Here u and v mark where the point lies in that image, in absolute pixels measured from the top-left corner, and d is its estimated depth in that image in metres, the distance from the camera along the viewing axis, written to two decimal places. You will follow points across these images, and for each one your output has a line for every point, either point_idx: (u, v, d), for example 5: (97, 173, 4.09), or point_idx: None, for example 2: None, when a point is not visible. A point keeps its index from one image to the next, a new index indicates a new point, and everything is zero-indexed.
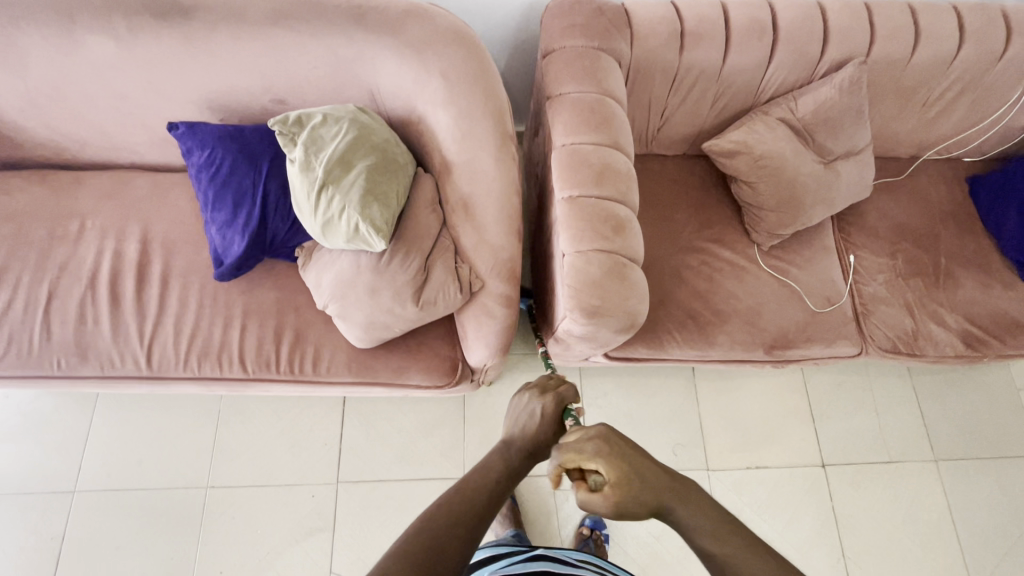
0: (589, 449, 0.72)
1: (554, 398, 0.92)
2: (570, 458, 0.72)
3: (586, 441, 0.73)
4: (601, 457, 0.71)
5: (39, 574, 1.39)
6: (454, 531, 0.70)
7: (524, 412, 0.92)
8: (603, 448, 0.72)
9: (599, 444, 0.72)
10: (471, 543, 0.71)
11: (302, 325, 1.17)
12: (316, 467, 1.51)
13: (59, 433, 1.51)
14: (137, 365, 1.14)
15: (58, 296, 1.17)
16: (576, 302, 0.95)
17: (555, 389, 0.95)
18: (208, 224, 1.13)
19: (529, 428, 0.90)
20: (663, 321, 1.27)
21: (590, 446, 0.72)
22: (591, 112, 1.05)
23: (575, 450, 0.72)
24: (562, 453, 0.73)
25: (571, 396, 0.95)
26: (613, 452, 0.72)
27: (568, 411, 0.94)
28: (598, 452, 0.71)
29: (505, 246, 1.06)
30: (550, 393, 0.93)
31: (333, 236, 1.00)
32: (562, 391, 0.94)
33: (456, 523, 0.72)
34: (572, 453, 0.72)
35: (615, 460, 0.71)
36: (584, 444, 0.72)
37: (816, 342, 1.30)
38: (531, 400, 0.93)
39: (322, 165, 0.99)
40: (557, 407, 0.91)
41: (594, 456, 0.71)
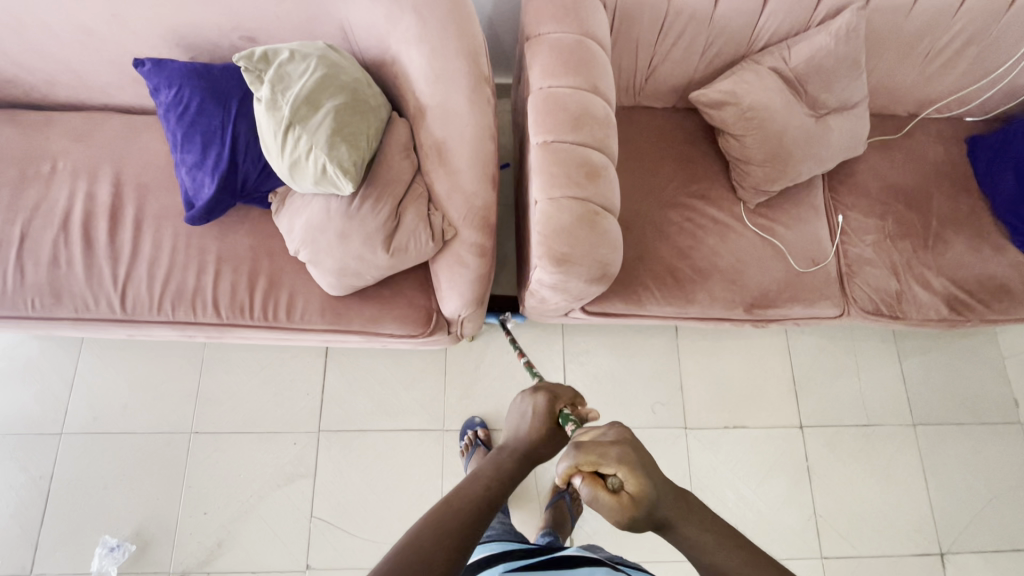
0: (611, 452, 0.68)
1: (550, 398, 0.90)
2: (587, 458, 0.68)
3: (608, 444, 0.69)
4: (623, 463, 0.67)
5: (31, 509, 1.44)
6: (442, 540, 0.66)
7: (521, 414, 0.90)
8: (625, 454, 0.68)
9: (622, 449, 0.68)
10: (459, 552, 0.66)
11: (275, 272, 1.16)
12: (298, 417, 1.53)
13: (45, 376, 1.53)
14: (112, 308, 1.14)
15: (31, 237, 1.16)
16: (546, 248, 0.93)
17: (549, 387, 0.92)
18: (178, 166, 1.11)
19: (526, 432, 0.87)
20: (642, 276, 1.25)
21: (611, 450, 0.68)
22: (570, 54, 1.01)
23: (595, 452, 0.68)
24: (580, 453, 0.68)
25: (571, 396, 0.93)
26: (634, 460, 0.68)
27: (564, 416, 0.87)
28: (619, 457, 0.67)
29: (479, 193, 1.04)
30: (543, 390, 0.91)
31: (301, 178, 0.98)
32: (557, 392, 0.91)
33: (444, 535, 0.67)
34: (591, 455, 0.68)
35: (637, 468, 0.67)
36: (605, 448, 0.68)
37: (798, 302, 1.29)
38: (525, 401, 0.91)
39: (288, 104, 0.95)
40: (552, 407, 0.89)
41: (615, 460, 0.67)
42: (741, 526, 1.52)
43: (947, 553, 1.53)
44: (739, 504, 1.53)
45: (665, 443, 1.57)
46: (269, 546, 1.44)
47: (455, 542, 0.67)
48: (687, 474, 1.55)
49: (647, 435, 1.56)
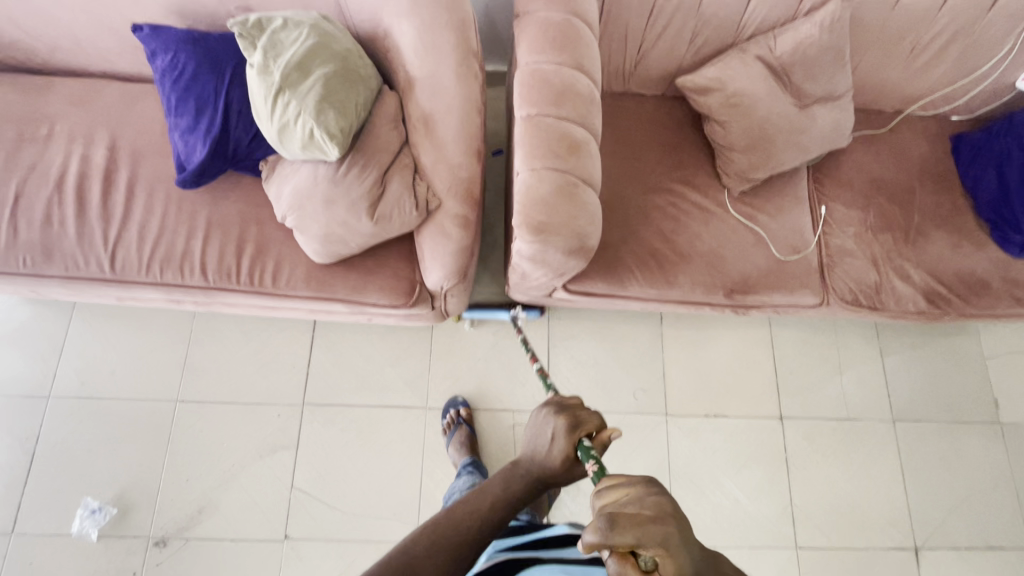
0: (652, 533, 0.54)
1: (573, 427, 0.78)
2: (623, 539, 0.55)
3: (650, 525, 0.55)
4: (666, 549, 0.54)
5: (16, 470, 1.45)
6: (433, 560, 0.68)
7: (539, 434, 0.79)
8: (668, 535, 0.55)
9: (667, 532, 0.55)
10: (448, 573, 0.68)
11: (263, 240, 1.18)
12: (283, 389, 1.55)
13: (35, 340, 1.55)
14: (101, 267, 1.16)
15: (25, 196, 1.18)
16: (525, 218, 0.95)
17: (573, 410, 0.80)
18: (171, 130, 1.13)
19: (539, 462, 0.77)
20: (624, 258, 1.27)
21: (653, 532, 0.55)
22: (556, 32, 1.03)
23: (634, 533, 0.54)
24: (615, 532, 0.55)
25: (598, 422, 0.80)
26: (678, 542, 0.55)
27: (586, 451, 0.76)
28: (661, 540, 0.54)
29: (464, 165, 1.06)
30: (567, 414, 0.79)
31: (290, 143, 1.01)
32: (582, 416, 0.79)
33: (438, 551, 0.69)
34: (628, 536, 0.54)
35: (680, 551, 0.55)
36: (645, 529, 0.55)
37: (778, 290, 1.31)
38: (547, 421, 0.79)
39: (280, 69, 0.98)
40: (573, 437, 0.77)
41: (656, 544, 0.54)
42: (718, 515, 1.53)
43: (921, 549, 1.54)
44: (717, 492, 1.55)
45: (646, 429, 1.58)
46: (249, 514, 1.45)
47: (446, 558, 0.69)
48: (665, 460, 1.56)
49: (628, 421, 1.58)
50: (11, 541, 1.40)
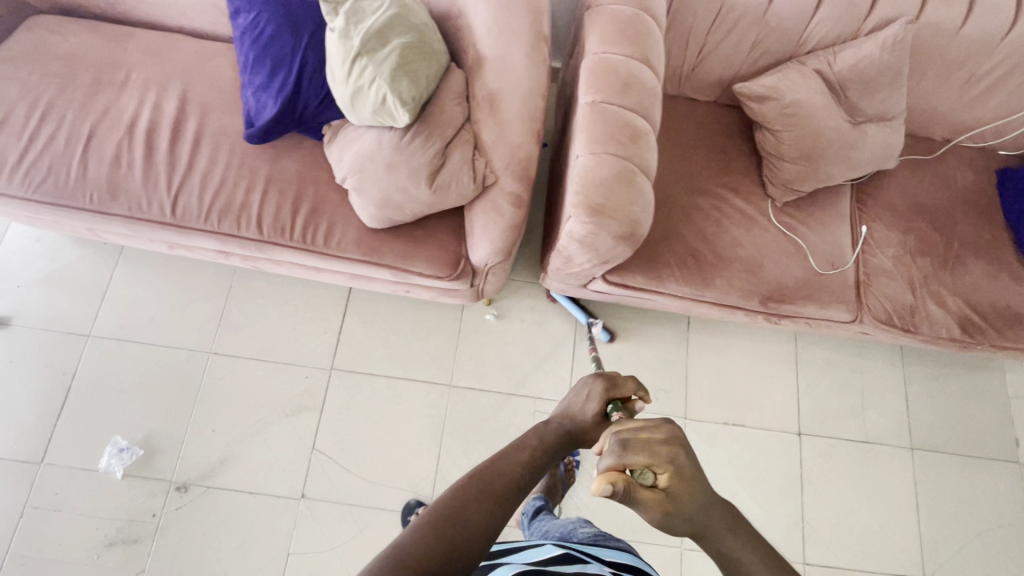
0: (658, 450, 0.67)
1: (612, 385, 0.88)
2: (637, 457, 0.66)
3: (659, 443, 0.67)
4: (671, 464, 0.66)
5: (50, 402, 1.50)
6: (482, 506, 0.67)
7: (579, 393, 0.89)
8: (674, 452, 0.67)
9: (672, 450, 0.67)
10: (496, 520, 0.67)
11: (319, 200, 1.22)
12: (313, 352, 1.58)
13: (81, 281, 1.60)
14: (162, 211, 1.21)
15: (98, 137, 1.24)
16: (581, 199, 0.98)
17: (609, 373, 0.90)
18: (245, 86, 1.18)
19: (577, 414, 0.87)
20: (665, 255, 1.29)
21: (660, 450, 0.67)
22: (626, 26, 1.07)
23: (645, 452, 0.67)
24: (628, 453, 0.67)
25: (632, 387, 0.90)
26: (682, 464, 0.67)
27: (617, 406, 0.87)
28: (668, 458, 0.67)
29: (524, 145, 1.09)
30: (602, 375, 0.89)
31: (361, 107, 1.04)
32: (617, 377, 0.89)
33: (488, 497, 0.68)
34: (641, 454, 0.66)
35: (680, 467, 0.67)
36: (657, 448, 0.67)
37: (812, 302, 1.32)
38: (588, 381, 0.89)
39: (360, 35, 1.02)
40: (608, 394, 0.87)
41: (663, 461, 0.66)
42: None
43: None
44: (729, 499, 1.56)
45: None
46: (269, 470, 1.48)
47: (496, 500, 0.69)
48: None
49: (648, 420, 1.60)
50: (39, 470, 1.45)
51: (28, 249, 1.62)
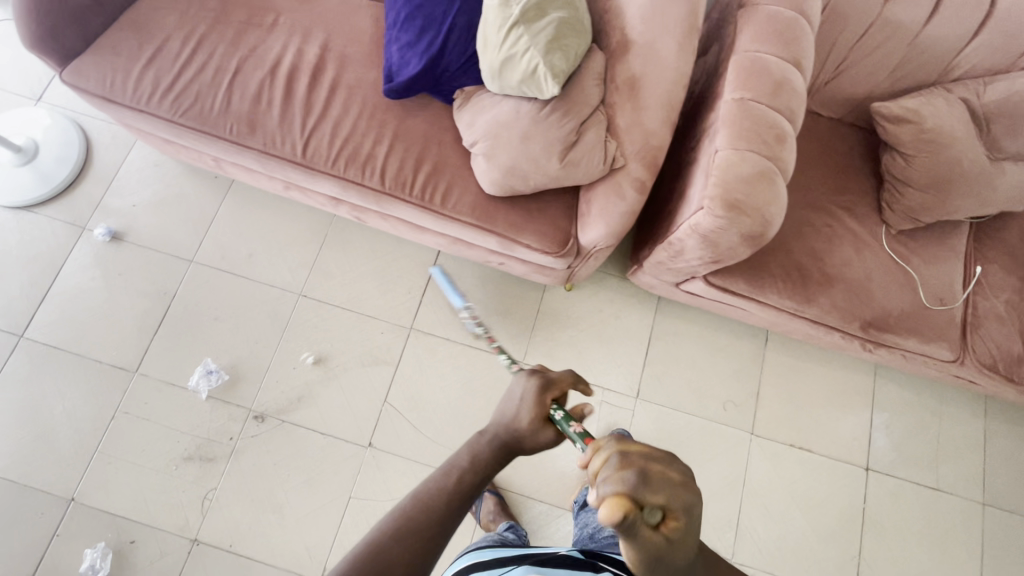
0: (679, 490, 0.53)
1: (548, 387, 0.80)
2: (656, 494, 0.52)
3: (678, 481, 0.53)
4: (689, 508, 0.53)
5: (150, 317, 1.59)
6: (402, 544, 0.64)
7: (513, 394, 0.81)
8: (690, 495, 0.54)
9: (690, 491, 0.54)
10: (420, 558, 0.65)
11: (441, 161, 1.25)
12: (396, 310, 1.63)
13: (190, 209, 1.69)
14: (294, 151, 1.27)
15: (243, 73, 1.30)
16: (717, 192, 0.98)
17: (546, 371, 0.82)
18: (391, 43, 1.23)
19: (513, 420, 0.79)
20: (770, 265, 1.28)
21: (680, 490, 0.53)
22: (781, 27, 1.06)
23: (665, 489, 0.52)
24: (648, 487, 0.52)
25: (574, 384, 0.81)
26: (696, 509, 0.55)
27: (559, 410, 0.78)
28: (687, 503, 0.53)
29: (659, 133, 1.10)
30: (538, 374, 0.81)
31: (509, 74, 1.07)
32: (557, 376, 0.81)
33: (409, 532, 0.66)
34: (660, 491, 0.52)
35: (693, 514, 0.54)
36: (677, 488, 0.53)
37: (915, 335, 1.28)
38: (519, 380, 0.81)
39: (520, 5, 1.04)
40: (543, 396, 0.79)
41: (680, 505, 0.53)
42: (781, 544, 1.51)
43: None
44: (784, 522, 1.53)
45: (728, 442, 1.58)
46: (341, 414, 1.54)
47: (421, 532, 0.66)
48: (741, 477, 1.56)
49: (714, 429, 1.58)
50: (134, 378, 1.54)
51: (146, 172, 1.72)
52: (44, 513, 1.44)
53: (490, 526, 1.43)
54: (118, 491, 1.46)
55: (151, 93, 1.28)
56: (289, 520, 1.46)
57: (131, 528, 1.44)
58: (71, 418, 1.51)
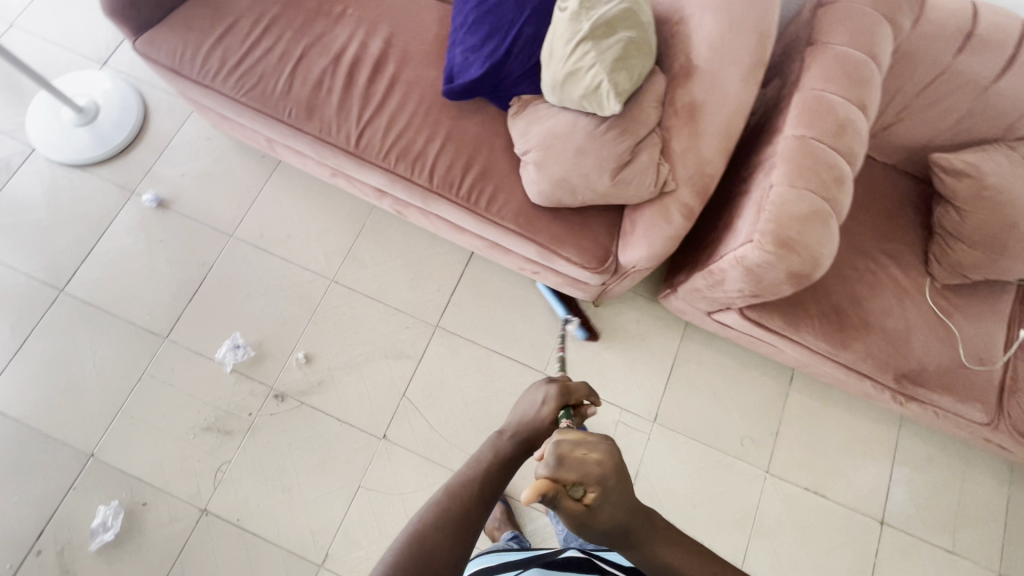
0: (594, 470, 0.60)
1: (562, 393, 0.87)
2: (568, 474, 0.60)
3: (592, 461, 0.61)
4: (603, 484, 0.61)
5: (185, 286, 1.62)
6: (443, 532, 0.65)
7: (531, 398, 0.89)
8: (608, 472, 0.61)
9: (604, 470, 0.61)
10: (460, 547, 0.65)
11: (490, 165, 1.26)
12: (424, 306, 1.64)
13: (236, 185, 1.72)
14: (347, 140, 1.29)
15: (307, 59, 1.33)
16: (769, 228, 0.97)
17: (566, 380, 0.90)
18: (456, 45, 1.25)
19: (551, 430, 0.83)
20: (808, 304, 1.27)
21: (596, 470, 0.60)
22: (849, 69, 1.05)
23: (580, 470, 0.60)
24: (561, 468, 0.59)
25: (585, 394, 0.91)
26: (614, 483, 0.62)
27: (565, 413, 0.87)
28: (600, 480, 0.60)
29: (713, 162, 1.10)
30: (557, 382, 0.89)
31: (571, 88, 1.08)
32: (574, 386, 0.89)
33: (444, 523, 0.66)
34: (574, 470, 0.60)
35: (610, 485, 0.61)
36: (591, 468, 0.60)
37: (950, 393, 1.25)
38: (537, 386, 0.90)
39: (591, 21, 1.05)
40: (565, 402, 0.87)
41: (594, 480, 0.60)
42: None
43: None
44: (791, 566, 1.50)
45: (742, 477, 1.56)
46: (359, 402, 1.55)
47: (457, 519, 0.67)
48: (751, 515, 1.53)
49: (728, 463, 1.56)
50: (163, 344, 1.57)
51: (197, 145, 1.76)
52: (62, 466, 1.47)
53: (495, 532, 1.43)
54: (136, 452, 1.49)
55: (217, 71, 1.32)
56: (297, 502, 1.47)
57: (144, 491, 1.46)
58: (100, 376, 1.54)
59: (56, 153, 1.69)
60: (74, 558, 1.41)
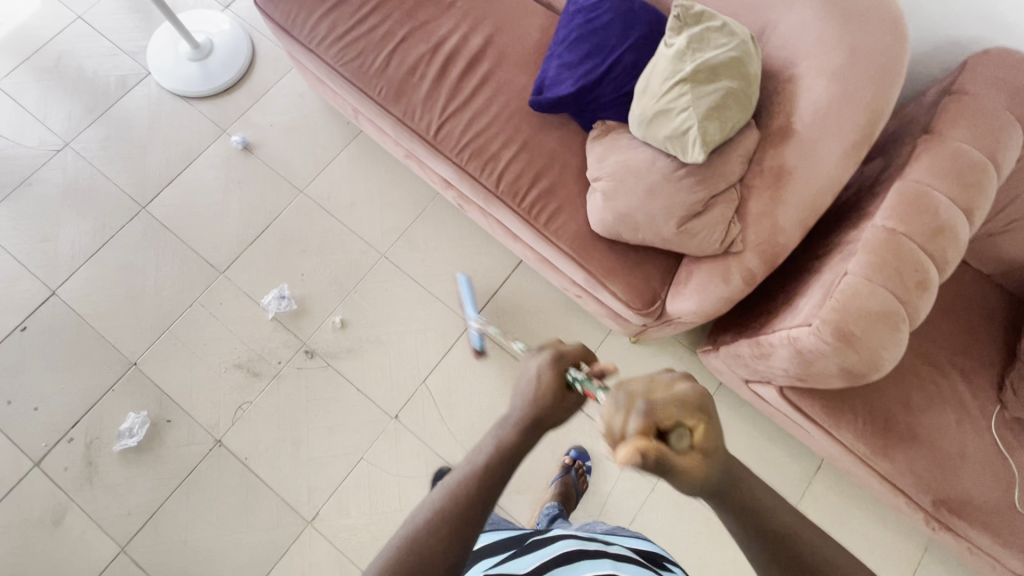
0: (687, 403, 0.61)
1: (556, 358, 0.77)
2: (668, 412, 0.60)
3: (682, 390, 0.62)
4: (702, 416, 0.61)
5: (250, 229, 1.71)
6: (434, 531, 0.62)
7: (526, 375, 0.78)
8: (698, 402, 0.62)
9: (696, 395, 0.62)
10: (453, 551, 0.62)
11: (558, 183, 1.25)
12: (463, 301, 1.66)
13: (317, 145, 1.79)
14: (427, 128, 1.32)
15: (407, 42, 1.36)
16: (832, 317, 0.92)
17: (558, 345, 0.79)
18: (553, 57, 1.24)
19: None
20: (855, 400, 1.18)
21: (690, 401, 0.62)
22: (964, 168, 0.97)
23: (675, 404, 0.61)
24: (656, 411, 0.60)
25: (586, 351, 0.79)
26: (709, 414, 0.62)
27: (576, 381, 0.75)
28: (698, 409, 0.61)
29: (788, 234, 1.04)
30: (550, 347, 0.79)
31: (658, 128, 1.05)
32: (564, 347, 0.79)
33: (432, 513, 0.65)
34: (669, 406, 0.61)
35: (705, 413, 0.62)
36: (684, 404, 0.61)
37: (994, 536, 1.13)
38: (531, 357, 0.80)
39: (694, 63, 1.01)
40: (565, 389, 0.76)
41: (693, 411, 0.61)
42: None
43: None
44: None
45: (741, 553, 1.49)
46: (380, 378, 1.59)
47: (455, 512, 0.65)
48: None
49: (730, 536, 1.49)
50: (218, 278, 1.67)
51: (291, 99, 1.84)
52: (108, 367, 1.59)
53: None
54: (173, 371, 1.59)
55: (323, 37, 1.37)
56: (301, 456, 1.53)
57: (171, 409, 1.56)
58: (159, 294, 1.65)
59: (168, 82, 1.82)
60: (100, 453, 1.53)
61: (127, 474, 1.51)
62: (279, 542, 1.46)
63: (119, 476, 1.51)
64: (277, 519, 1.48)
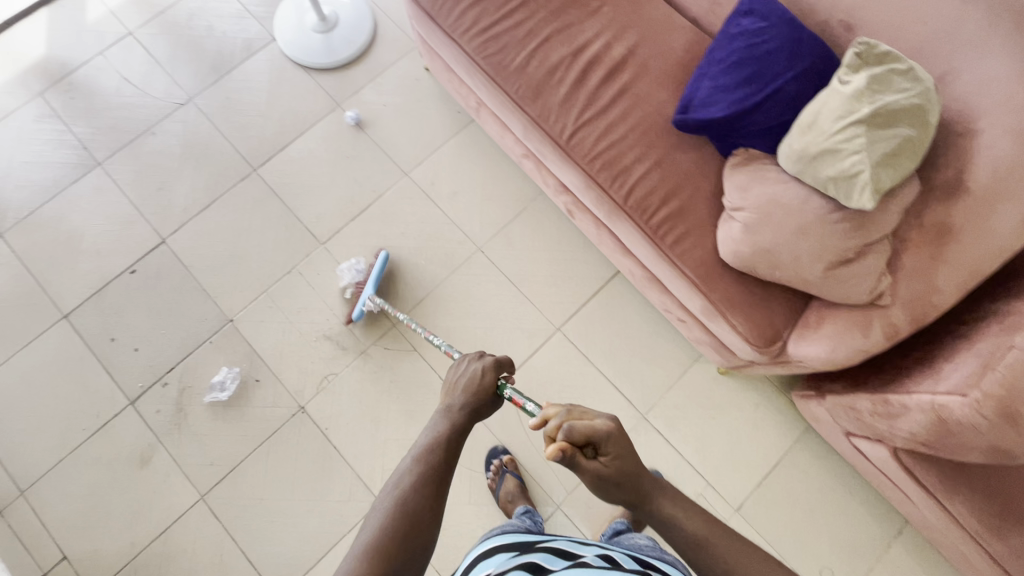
0: (598, 428, 0.76)
1: (494, 363, 0.91)
2: (581, 435, 0.75)
3: (597, 420, 0.77)
4: (608, 436, 0.76)
5: (353, 205, 1.74)
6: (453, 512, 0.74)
7: (466, 374, 0.91)
8: (608, 426, 0.76)
9: (609, 425, 0.76)
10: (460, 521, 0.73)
11: (689, 205, 1.22)
12: (553, 306, 1.65)
13: (426, 130, 1.81)
14: (560, 133, 1.31)
15: (550, 43, 1.35)
16: (994, 391, 0.88)
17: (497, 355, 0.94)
18: (705, 77, 1.21)
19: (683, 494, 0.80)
20: (975, 474, 1.12)
21: (601, 429, 0.76)
22: None
23: (588, 431, 0.75)
24: (574, 432, 0.75)
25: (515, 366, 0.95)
26: (619, 435, 0.77)
27: (502, 387, 0.91)
28: (608, 432, 0.76)
29: (944, 295, 1.00)
30: (491, 356, 0.93)
31: (820, 167, 1.02)
32: (501, 358, 0.93)
33: None
34: (583, 431, 0.75)
35: (614, 436, 0.76)
36: (596, 428, 0.76)
37: None
38: (472, 362, 0.93)
39: (872, 105, 0.97)
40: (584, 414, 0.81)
41: (602, 432, 0.76)
42: None
43: None
44: None
45: None
46: None
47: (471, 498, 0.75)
48: None
49: None
50: (318, 249, 1.70)
51: (407, 82, 1.85)
52: (204, 320, 1.65)
53: (507, 505, 1.44)
54: (267, 332, 1.64)
55: (467, 28, 1.37)
56: (379, 434, 1.55)
57: (260, 369, 1.61)
58: (260, 256, 1.70)
59: (291, 49, 1.86)
60: (190, 401, 1.58)
61: (213, 425, 1.57)
62: (349, 514, 1.50)
63: (204, 426, 1.56)
64: (349, 491, 1.51)
